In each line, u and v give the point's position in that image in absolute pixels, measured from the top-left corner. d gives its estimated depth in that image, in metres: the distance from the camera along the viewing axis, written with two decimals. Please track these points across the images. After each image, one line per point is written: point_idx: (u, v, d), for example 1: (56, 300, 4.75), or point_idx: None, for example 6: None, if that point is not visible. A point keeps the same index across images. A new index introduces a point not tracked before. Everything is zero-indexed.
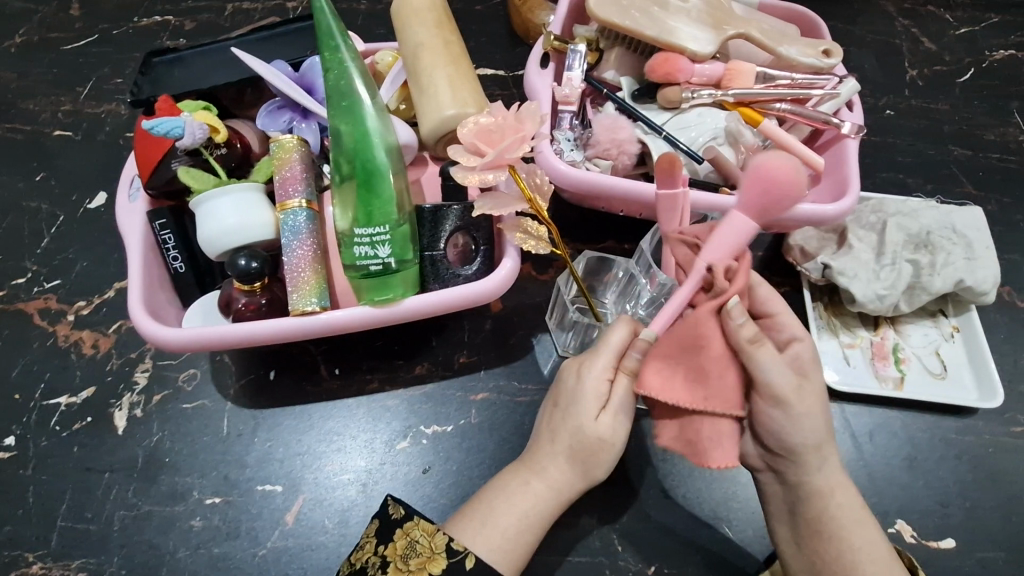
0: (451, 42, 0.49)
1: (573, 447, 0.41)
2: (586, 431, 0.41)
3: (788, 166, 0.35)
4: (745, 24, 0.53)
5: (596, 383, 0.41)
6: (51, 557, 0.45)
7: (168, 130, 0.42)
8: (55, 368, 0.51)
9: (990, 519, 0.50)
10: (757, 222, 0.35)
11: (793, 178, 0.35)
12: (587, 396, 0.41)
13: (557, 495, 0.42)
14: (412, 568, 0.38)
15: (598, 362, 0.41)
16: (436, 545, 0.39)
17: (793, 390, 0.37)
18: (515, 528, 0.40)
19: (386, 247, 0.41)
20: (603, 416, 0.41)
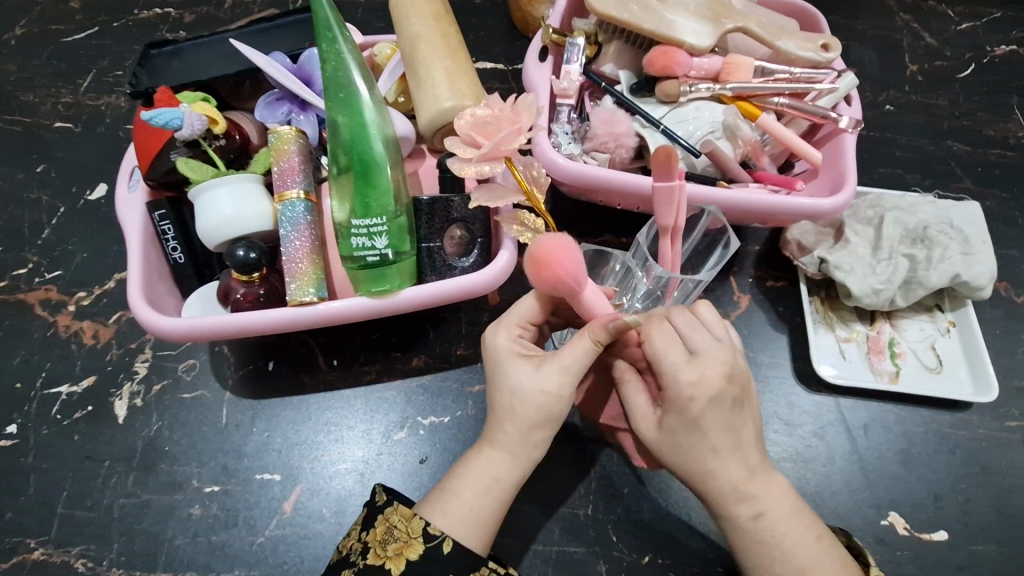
0: (449, 35, 0.49)
1: (519, 411, 0.39)
2: (528, 389, 0.38)
3: (557, 246, 0.35)
4: (743, 18, 0.53)
5: (506, 347, 0.40)
6: (51, 544, 0.46)
7: (167, 122, 0.43)
8: (55, 358, 0.51)
9: (983, 513, 0.50)
10: (576, 288, 0.36)
11: (564, 250, 0.36)
12: (514, 359, 0.39)
13: (513, 460, 0.39)
14: (390, 553, 0.37)
15: (503, 327, 0.40)
16: (413, 530, 0.37)
17: (636, 424, 0.40)
18: (475, 499, 0.38)
19: (383, 238, 0.42)
20: (537, 373, 0.39)
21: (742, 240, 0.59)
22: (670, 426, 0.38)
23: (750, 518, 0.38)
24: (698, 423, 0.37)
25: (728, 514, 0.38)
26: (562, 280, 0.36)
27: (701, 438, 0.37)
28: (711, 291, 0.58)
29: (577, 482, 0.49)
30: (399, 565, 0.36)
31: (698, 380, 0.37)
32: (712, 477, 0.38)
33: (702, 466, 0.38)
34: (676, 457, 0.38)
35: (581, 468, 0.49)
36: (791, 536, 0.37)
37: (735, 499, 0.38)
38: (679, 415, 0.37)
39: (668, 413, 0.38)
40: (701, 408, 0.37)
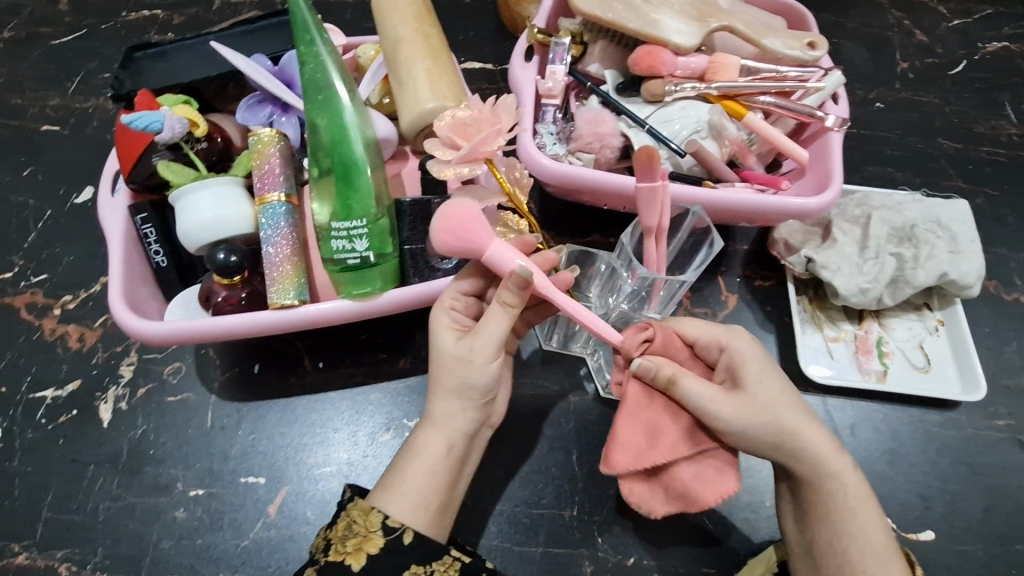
0: (431, 35, 0.49)
1: (444, 380, 0.40)
2: (450, 356, 0.40)
3: (452, 211, 0.38)
4: (729, 16, 0.53)
5: (443, 323, 0.41)
6: (35, 547, 0.46)
7: (147, 125, 0.43)
8: (41, 362, 0.51)
9: (970, 513, 0.50)
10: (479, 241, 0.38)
11: (457, 212, 0.38)
12: (441, 326, 0.40)
13: (451, 435, 0.40)
14: (348, 549, 0.37)
15: (440, 309, 0.41)
16: (371, 524, 0.37)
17: (716, 408, 0.39)
18: (421, 481, 0.39)
19: (363, 241, 0.41)
20: (464, 341, 0.40)
21: (731, 239, 0.59)
22: (748, 385, 0.40)
23: (839, 463, 0.41)
24: (769, 368, 0.41)
25: (822, 466, 0.40)
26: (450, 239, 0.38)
27: (775, 383, 0.41)
28: (698, 290, 0.57)
29: (562, 483, 0.49)
30: (359, 560, 0.36)
31: (750, 336, 0.42)
32: (800, 425, 0.40)
33: (787, 421, 0.40)
34: (762, 418, 0.39)
35: (566, 469, 0.49)
36: (862, 495, 0.41)
37: (820, 448, 0.40)
38: (753, 365, 0.41)
39: (743, 371, 0.41)
40: (763, 361, 0.41)
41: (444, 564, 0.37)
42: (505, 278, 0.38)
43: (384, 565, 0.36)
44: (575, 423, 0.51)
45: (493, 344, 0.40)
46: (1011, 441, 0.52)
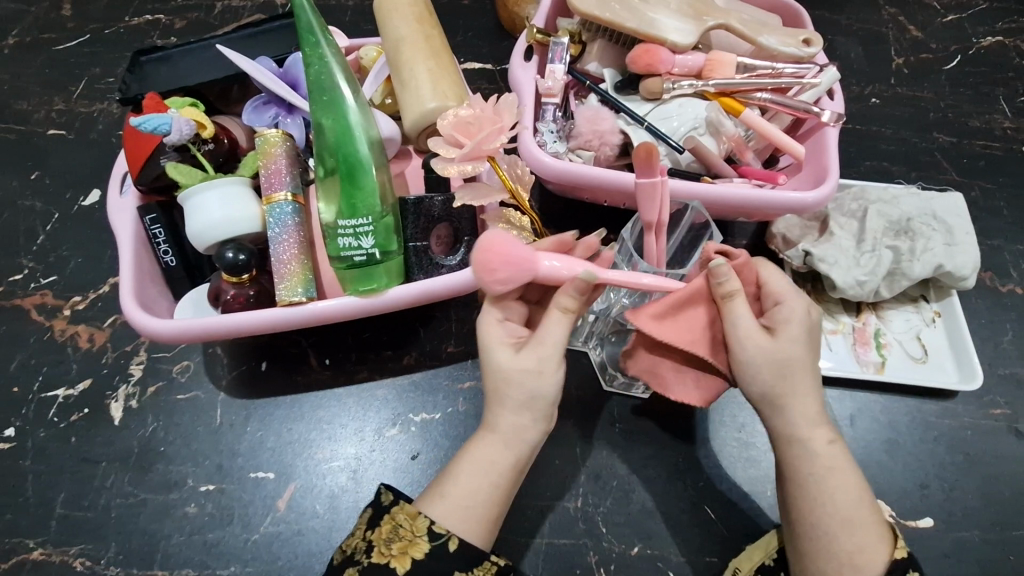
0: (432, 36, 0.50)
1: (508, 393, 0.40)
2: (509, 372, 0.39)
3: (484, 270, 0.38)
4: (724, 14, 0.54)
5: (494, 329, 0.41)
6: (50, 544, 0.46)
7: (155, 127, 0.44)
8: (52, 362, 0.52)
9: (968, 499, 0.51)
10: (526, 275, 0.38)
11: (491, 246, 0.38)
12: (496, 342, 0.40)
13: (517, 445, 0.40)
14: (393, 552, 0.37)
15: (489, 317, 0.41)
16: (417, 528, 0.38)
17: (745, 338, 0.38)
18: (480, 493, 0.39)
19: (369, 238, 0.42)
20: (526, 353, 0.40)
21: (729, 234, 0.59)
22: (787, 337, 0.39)
23: (826, 443, 0.39)
24: (809, 338, 0.39)
25: (805, 440, 0.39)
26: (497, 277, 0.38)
27: (807, 353, 0.39)
28: None
29: (565, 475, 0.49)
30: (404, 563, 0.37)
31: (812, 307, 0.40)
32: (804, 396, 0.39)
33: (800, 381, 0.39)
34: (782, 367, 0.39)
35: (570, 462, 0.50)
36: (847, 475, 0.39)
37: (811, 424, 0.39)
38: (798, 327, 0.39)
39: (785, 326, 0.39)
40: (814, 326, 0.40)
41: (485, 570, 0.38)
42: (563, 285, 0.39)
43: (428, 570, 0.37)
44: (579, 416, 0.51)
45: (556, 353, 0.40)
46: (1007, 429, 0.53)
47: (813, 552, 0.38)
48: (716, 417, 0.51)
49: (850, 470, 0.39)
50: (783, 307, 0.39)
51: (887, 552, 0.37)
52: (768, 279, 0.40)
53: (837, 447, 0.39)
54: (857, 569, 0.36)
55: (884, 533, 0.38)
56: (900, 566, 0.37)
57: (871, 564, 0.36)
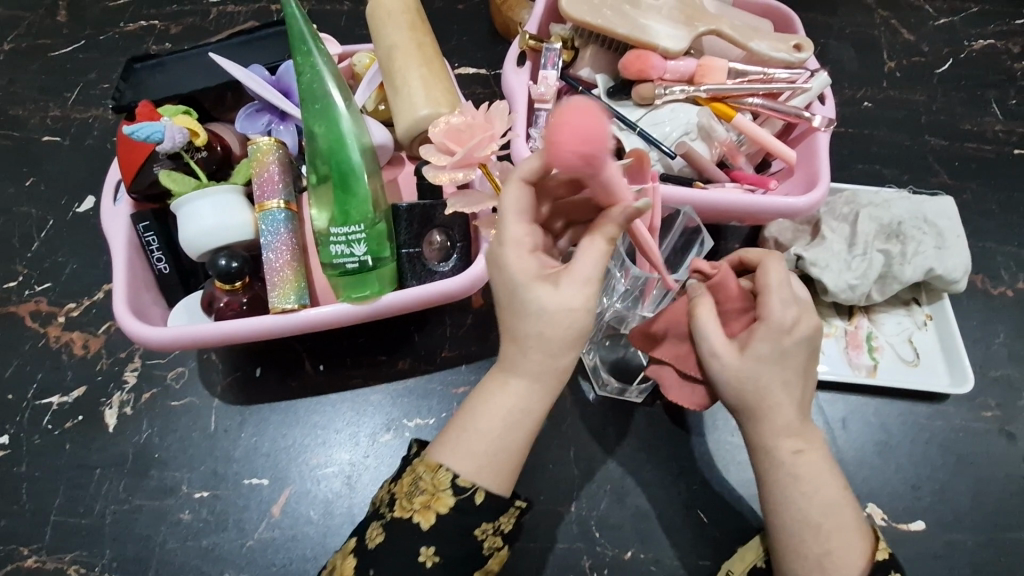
0: (425, 43, 0.50)
1: (546, 333, 0.35)
2: (550, 310, 0.34)
3: (567, 125, 0.30)
4: (716, 20, 0.54)
5: (521, 262, 0.35)
6: (45, 551, 0.47)
7: (147, 136, 0.44)
8: (47, 369, 0.52)
9: (959, 502, 0.51)
10: (594, 166, 0.31)
11: (580, 114, 0.31)
12: (531, 279, 0.35)
13: (545, 384, 0.36)
14: (416, 506, 0.35)
15: (514, 247, 0.35)
16: (439, 482, 0.35)
17: (713, 353, 0.39)
18: (503, 433, 0.36)
19: (361, 245, 0.42)
20: (569, 288, 0.35)
21: (723, 238, 0.59)
22: (758, 352, 0.38)
23: (792, 453, 0.38)
24: (785, 354, 0.38)
25: (770, 450, 0.38)
26: (576, 156, 0.31)
27: (782, 369, 0.38)
28: None
29: (559, 480, 0.50)
30: (428, 518, 0.35)
31: (795, 318, 0.38)
32: (777, 407, 0.38)
33: (772, 397, 0.38)
34: (749, 386, 0.38)
35: (564, 467, 0.50)
36: (820, 481, 0.38)
37: (778, 434, 0.38)
38: (771, 343, 0.38)
39: (758, 339, 0.38)
40: (793, 343, 0.38)
41: (510, 516, 0.37)
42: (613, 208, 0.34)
43: (453, 525, 0.35)
44: (573, 421, 0.51)
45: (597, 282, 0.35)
46: (998, 431, 0.53)
47: (783, 556, 0.38)
48: (709, 418, 0.51)
49: (822, 475, 0.38)
50: (762, 319, 0.38)
51: (864, 555, 0.37)
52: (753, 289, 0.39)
53: (808, 455, 0.38)
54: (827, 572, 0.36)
55: (860, 540, 0.37)
56: (881, 566, 0.37)
57: (842, 570, 0.36)
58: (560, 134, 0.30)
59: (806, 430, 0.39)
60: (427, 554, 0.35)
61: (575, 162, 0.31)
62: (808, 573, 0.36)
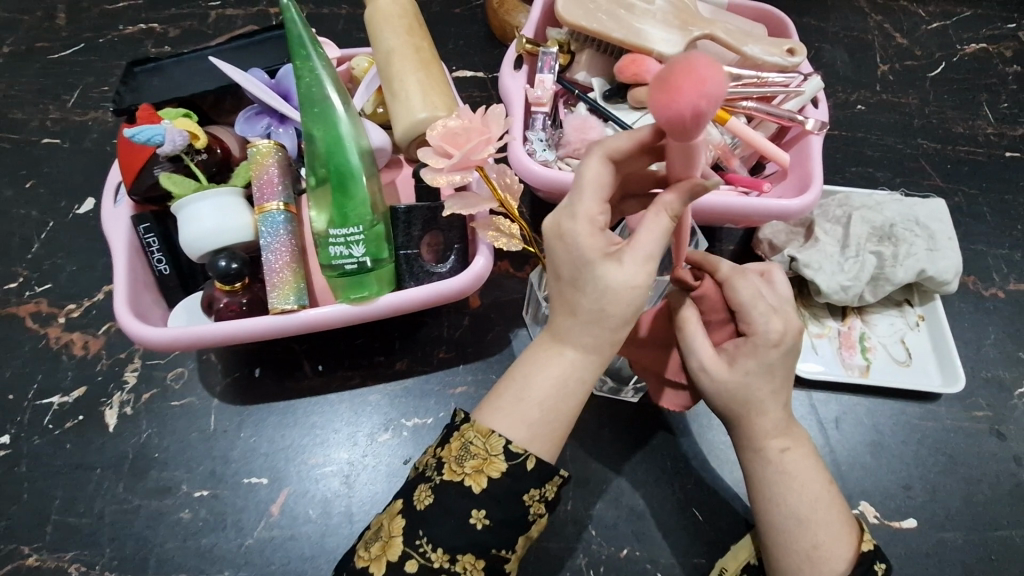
0: (423, 48, 0.50)
1: (608, 310, 0.34)
2: (615, 289, 0.34)
3: (692, 71, 0.27)
4: (710, 24, 0.55)
5: (590, 238, 0.34)
6: (45, 550, 0.47)
7: (148, 138, 0.44)
8: (47, 370, 0.52)
9: (951, 500, 0.51)
10: (695, 129, 0.28)
11: (703, 69, 0.27)
12: (599, 255, 0.34)
13: (596, 358, 0.36)
14: (467, 471, 0.35)
15: (584, 222, 0.34)
16: (492, 447, 0.35)
17: (702, 368, 0.38)
18: (553, 399, 0.36)
19: (360, 247, 0.43)
20: (635, 268, 0.34)
21: (717, 240, 0.60)
22: (748, 367, 0.37)
23: (780, 451, 0.38)
24: (773, 369, 0.37)
25: (759, 449, 0.38)
26: (690, 116, 0.28)
27: (770, 382, 0.37)
28: None
29: None
30: (479, 482, 0.35)
31: (786, 330, 0.37)
32: (762, 414, 0.38)
33: (762, 407, 0.38)
34: (738, 398, 0.38)
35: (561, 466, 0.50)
36: (806, 476, 0.38)
37: (767, 434, 0.38)
38: (760, 359, 0.37)
39: (747, 355, 0.37)
40: (782, 357, 0.37)
41: (554, 484, 0.36)
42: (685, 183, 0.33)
43: (504, 490, 0.35)
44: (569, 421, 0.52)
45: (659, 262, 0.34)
46: (989, 431, 0.54)
47: (773, 551, 0.38)
48: (705, 416, 0.52)
49: (809, 468, 0.38)
50: (752, 334, 0.37)
51: (850, 547, 0.37)
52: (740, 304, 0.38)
53: (793, 452, 0.38)
54: (815, 566, 0.37)
55: (846, 533, 0.38)
56: (866, 558, 0.37)
57: (830, 563, 0.37)
58: (687, 77, 0.27)
59: (793, 428, 0.39)
60: (477, 516, 0.35)
61: (684, 121, 0.28)
62: (797, 567, 0.37)
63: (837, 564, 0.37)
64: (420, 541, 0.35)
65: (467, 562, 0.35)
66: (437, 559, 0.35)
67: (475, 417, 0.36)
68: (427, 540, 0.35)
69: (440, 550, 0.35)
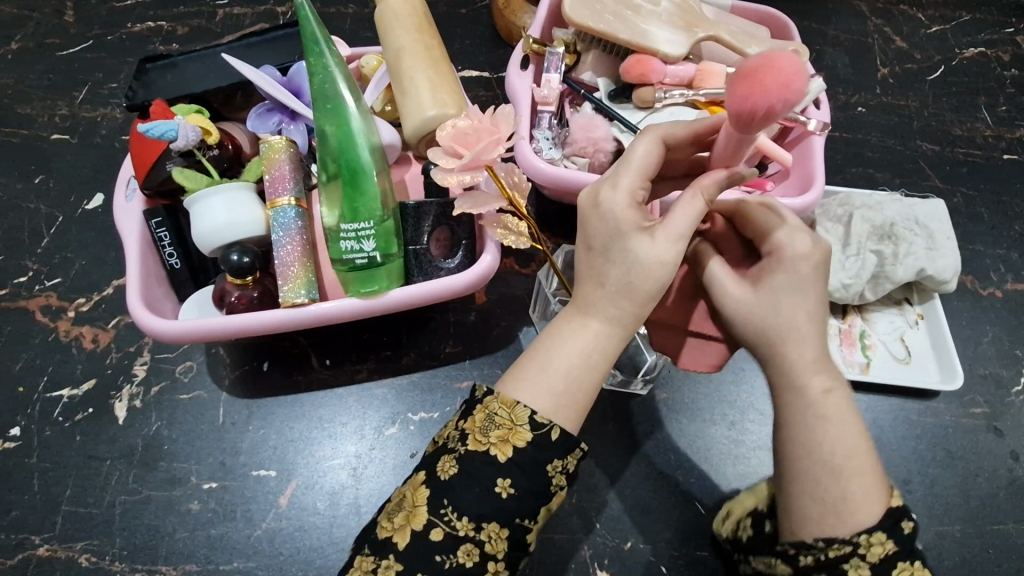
0: (432, 46, 0.51)
1: (636, 282, 0.36)
2: (644, 260, 0.36)
3: (777, 71, 0.29)
4: (714, 26, 0.55)
5: (624, 210, 0.37)
6: (55, 540, 0.47)
7: (161, 134, 0.45)
8: (57, 362, 0.53)
9: (948, 495, 0.52)
10: (764, 126, 0.31)
11: (791, 73, 0.29)
12: (631, 228, 0.36)
13: (621, 331, 0.37)
14: (493, 441, 0.36)
15: (621, 191, 0.37)
16: (517, 418, 0.36)
17: (723, 291, 0.38)
18: (578, 369, 0.37)
19: (370, 241, 0.44)
20: (662, 241, 0.36)
21: None
22: (776, 284, 0.37)
23: (821, 392, 0.36)
24: (806, 285, 0.37)
25: (798, 387, 0.36)
26: (763, 114, 0.30)
27: (805, 299, 0.37)
28: None
29: None
30: (505, 451, 0.35)
31: (811, 246, 0.37)
32: (802, 342, 0.36)
33: (796, 327, 0.36)
34: (772, 316, 0.37)
35: None
36: (842, 421, 0.36)
37: (807, 371, 0.36)
38: (789, 275, 0.37)
39: (775, 274, 0.37)
40: (812, 271, 0.37)
41: (574, 457, 0.37)
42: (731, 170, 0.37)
43: (530, 459, 0.35)
44: None
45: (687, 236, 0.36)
46: (986, 427, 0.55)
47: (795, 499, 0.36)
48: (708, 410, 0.53)
49: (846, 415, 0.36)
50: (777, 255, 0.38)
51: (881, 502, 0.35)
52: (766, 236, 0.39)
53: None
54: (840, 517, 0.35)
55: (877, 485, 0.35)
56: (896, 513, 0.35)
57: (859, 514, 0.34)
58: (775, 78, 0.29)
59: None
60: (503, 485, 0.35)
61: (755, 116, 0.30)
62: (822, 516, 0.35)
63: (865, 516, 0.34)
64: (445, 510, 0.35)
65: (492, 531, 0.35)
66: (463, 528, 0.35)
67: (500, 388, 0.37)
68: (451, 510, 0.35)
69: (465, 519, 0.35)
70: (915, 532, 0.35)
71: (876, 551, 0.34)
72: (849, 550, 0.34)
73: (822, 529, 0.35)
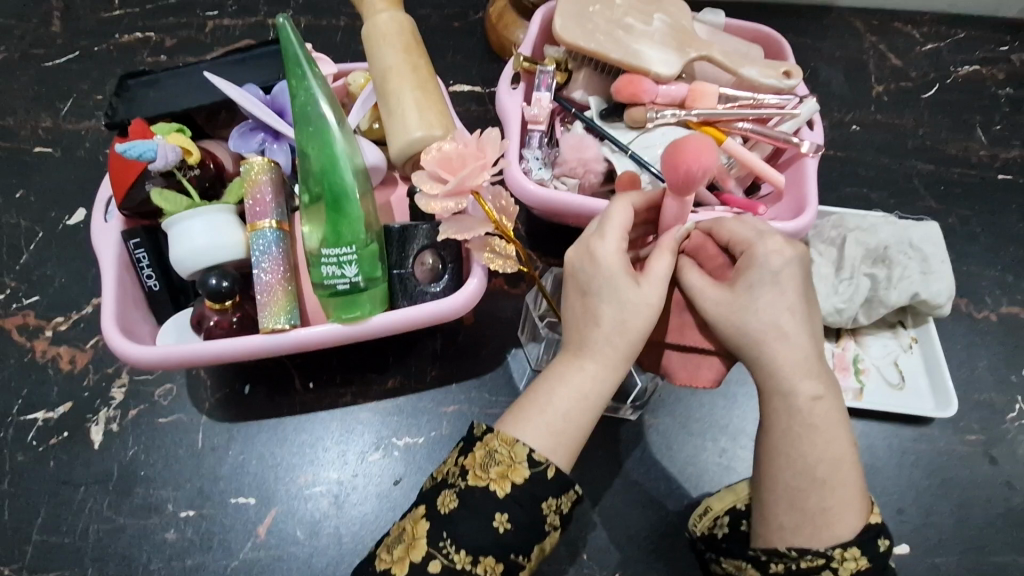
0: (419, 66, 0.50)
1: (627, 323, 0.36)
2: (634, 302, 0.36)
3: (692, 149, 0.33)
4: (707, 46, 0.55)
5: (611, 252, 0.36)
6: (26, 570, 0.46)
7: (139, 153, 0.44)
8: (32, 384, 0.51)
9: (943, 526, 0.51)
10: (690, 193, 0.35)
11: (702, 149, 0.33)
12: (618, 270, 0.36)
13: (614, 368, 0.36)
14: (493, 477, 0.35)
15: (608, 236, 0.37)
16: (517, 455, 0.35)
17: (702, 292, 0.37)
18: (573, 407, 0.36)
19: (353, 267, 0.43)
20: (647, 283, 0.36)
21: None
22: (751, 282, 0.36)
23: (810, 400, 0.35)
24: (780, 279, 0.36)
25: (788, 394, 0.35)
26: (688, 181, 0.34)
27: (781, 294, 0.35)
28: None
29: None
30: (504, 488, 0.34)
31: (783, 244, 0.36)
32: (783, 340, 0.35)
33: (778, 328, 0.35)
34: (753, 319, 0.35)
35: None
36: (830, 434, 0.35)
37: (797, 375, 0.35)
38: (763, 271, 0.36)
39: (749, 272, 0.36)
40: (785, 262, 0.36)
41: (569, 498, 0.36)
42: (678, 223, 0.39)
43: (528, 495, 0.34)
44: None
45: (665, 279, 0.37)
46: (982, 455, 0.54)
47: (774, 505, 0.35)
48: (699, 434, 0.52)
49: (836, 427, 0.35)
50: (748, 254, 0.37)
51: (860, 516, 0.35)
52: (732, 238, 0.38)
53: None
54: (816, 528, 0.34)
55: (858, 500, 0.35)
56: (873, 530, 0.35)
57: (837, 527, 0.34)
58: (694, 158, 0.33)
59: None
60: (500, 520, 0.34)
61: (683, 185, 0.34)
62: (798, 525, 0.34)
63: (842, 531, 0.34)
64: (443, 542, 0.34)
65: (487, 565, 0.34)
66: (460, 561, 0.34)
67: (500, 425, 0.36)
68: (450, 542, 0.34)
69: (463, 552, 0.34)
70: (887, 551, 0.35)
71: (847, 566, 0.34)
72: (822, 563, 0.34)
73: (796, 538, 0.35)
